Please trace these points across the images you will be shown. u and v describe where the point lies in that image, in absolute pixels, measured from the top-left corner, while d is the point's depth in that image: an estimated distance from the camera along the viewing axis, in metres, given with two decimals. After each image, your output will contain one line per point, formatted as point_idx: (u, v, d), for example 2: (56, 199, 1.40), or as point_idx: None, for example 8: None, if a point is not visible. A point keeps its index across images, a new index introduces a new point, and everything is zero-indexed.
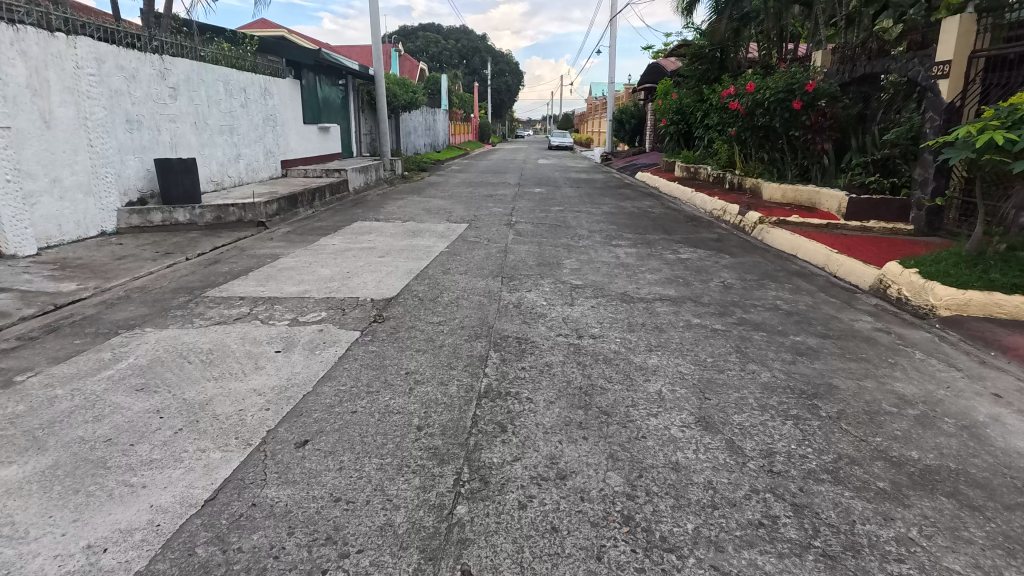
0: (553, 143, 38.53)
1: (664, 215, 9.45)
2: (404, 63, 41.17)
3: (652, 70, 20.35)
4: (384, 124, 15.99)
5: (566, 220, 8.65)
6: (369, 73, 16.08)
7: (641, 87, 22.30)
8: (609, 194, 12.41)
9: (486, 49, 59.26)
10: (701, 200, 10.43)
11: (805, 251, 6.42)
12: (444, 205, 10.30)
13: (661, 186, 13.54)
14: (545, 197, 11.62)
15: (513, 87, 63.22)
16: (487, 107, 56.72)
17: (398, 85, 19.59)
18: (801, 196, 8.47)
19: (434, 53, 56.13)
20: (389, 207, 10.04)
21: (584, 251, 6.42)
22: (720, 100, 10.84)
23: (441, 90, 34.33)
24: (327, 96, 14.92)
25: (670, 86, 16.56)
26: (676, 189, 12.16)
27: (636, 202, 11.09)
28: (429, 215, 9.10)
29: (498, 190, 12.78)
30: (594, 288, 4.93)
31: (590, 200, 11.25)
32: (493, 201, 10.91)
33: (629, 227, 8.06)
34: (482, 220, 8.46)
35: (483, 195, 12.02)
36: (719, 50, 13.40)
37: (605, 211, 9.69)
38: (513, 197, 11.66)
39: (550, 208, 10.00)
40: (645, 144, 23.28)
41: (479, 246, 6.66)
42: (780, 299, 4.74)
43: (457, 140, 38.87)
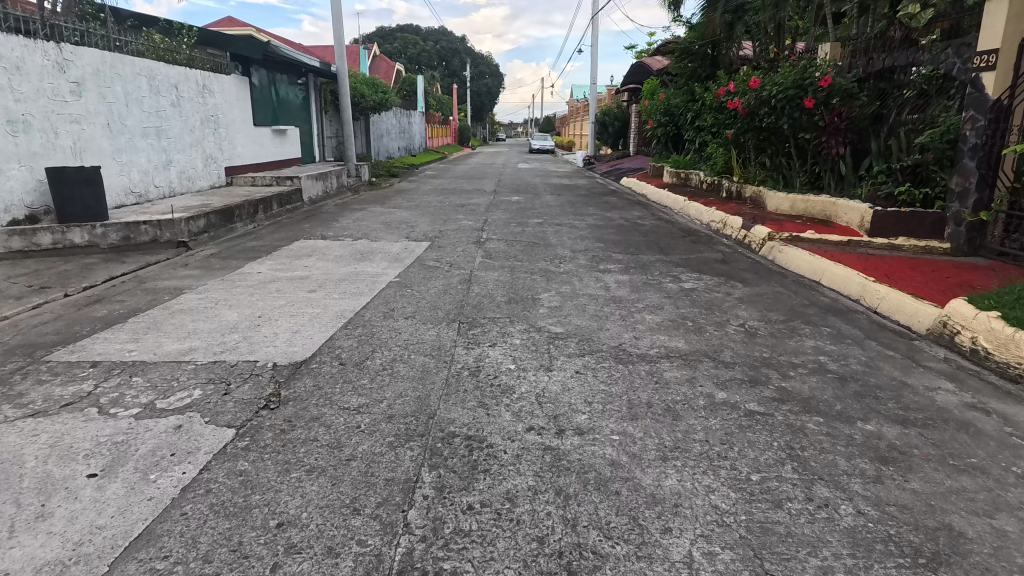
0: (535, 147, 37.49)
1: (656, 229, 8.34)
2: (380, 64, 39.82)
3: (636, 70, 19.29)
4: (349, 127, 14.71)
5: (546, 235, 7.50)
6: (331, 70, 14.80)
7: (624, 88, 21.30)
8: (593, 203, 11.30)
9: (466, 51, 58.11)
10: (696, 210, 9.34)
11: (832, 279, 5.32)
12: (408, 217, 9.09)
13: (649, 194, 12.45)
14: (523, 208, 10.46)
15: (493, 89, 62.06)
16: (467, 110, 55.56)
17: (366, 85, 18.28)
18: (814, 207, 7.41)
19: (413, 54, 54.75)
20: (343, 221, 8.80)
21: (565, 279, 5.27)
22: (716, 99, 9.76)
23: (418, 91, 33.09)
24: (284, 95, 13.60)
25: (657, 85, 15.49)
26: (667, 198, 11.08)
27: (623, 213, 9.98)
28: (387, 231, 7.88)
29: (472, 199, 11.60)
30: (580, 337, 3.78)
31: (572, 211, 10.13)
32: (464, 212, 9.73)
33: (617, 245, 6.93)
34: (448, 237, 7.28)
35: (454, 205, 10.83)
36: (711, 46, 12.34)
37: (589, 224, 8.56)
38: (487, 207, 10.49)
39: (527, 220, 8.87)
40: (630, 147, 22.27)
41: (438, 273, 5.47)
42: (821, 353, 3.62)
43: (435, 143, 37.53)
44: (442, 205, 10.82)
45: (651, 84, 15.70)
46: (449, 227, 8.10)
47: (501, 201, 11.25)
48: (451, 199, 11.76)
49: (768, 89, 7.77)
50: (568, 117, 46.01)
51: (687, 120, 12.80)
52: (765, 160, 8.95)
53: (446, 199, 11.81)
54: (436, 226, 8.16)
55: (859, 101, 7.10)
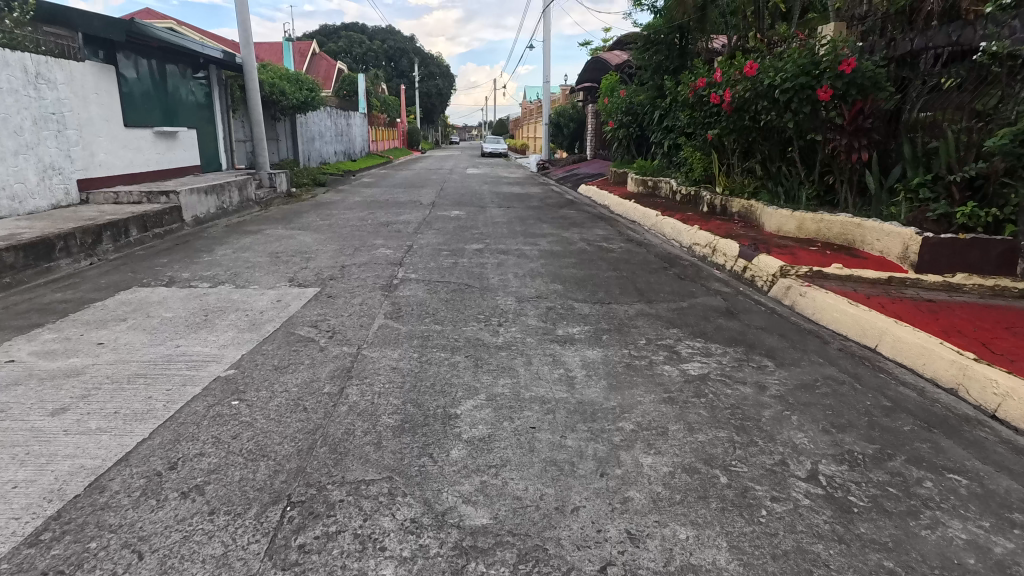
0: (488, 150, 35.64)
1: (628, 256, 6.52)
2: (321, 63, 37.14)
3: (592, 66, 17.63)
4: (260, 128, 12.45)
5: (484, 271, 5.59)
6: (236, 62, 12.51)
7: (580, 87, 19.64)
8: (547, 218, 9.44)
9: (415, 52, 55.85)
10: (675, 230, 7.64)
11: (900, 350, 3.60)
12: (309, 244, 7.02)
13: (614, 205, 10.71)
14: (463, 226, 8.54)
15: (444, 90, 59.87)
16: (416, 112, 53.31)
17: (289, 80, 15.96)
18: (830, 228, 5.77)
19: (358, 53, 52.00)
20: (220, 250, 6.67)
21: (504, 361, 3.37)
22: (694, 93, 8.04)
23: (359, 91, 30.75)
24: (176, 92, 11.28)
25: (616, 81, 13.82)
26: (635, 211, 9.38)
27: (585, 232, 8.17)
28: (271, 267, 5.82)
29: (402, 216, 9.59)
30: (520, 544, 1.89)
31: (523, 230, 8.25)
32: (388, 235, 7.72)
33: (581, 286, 5.08)
34: (348, 279, 5.27)
35: (379, 223, 8.80)
36: (679, 33, 10.72)
37: (543, 250, 6.69)
38: (418, 226, 8.50)
39: (466, 245, 6.95)
40: (587, 150, 20.66)
41: (305, 354, 3.49)
42: (994, 569, 1.83)
43: (381, 147, 35.27)
44: (362, 224, 8.76)
45: (610, 79, 14.01)
46: (358, 259, 6.09)
47: (437, 218, 9.29)
48: (377, 215, 9.73)
49: (765, 77, 6.07)
50: (523, 119, 44.37)
51: (653, 120, 11.13)
52: (759, 168, 7.28)
53: (371, 215, 9.75)
54: (340, 258, 6.16)
55: (886, 92, 5.47)
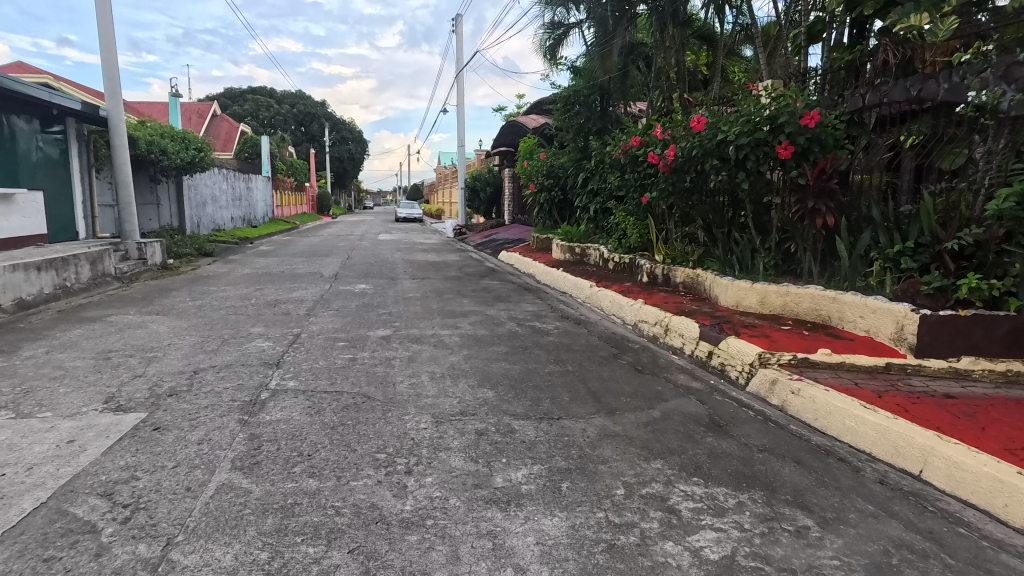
0: (402, 215, 34.53)
1: (569, 340, 5.43)
2: (221, 125, 35.06)
3: (509, 130, 17.21)
4: (127, 191, 10.57)
5: (391, 372, 4.27)
6: (100, 115, 10.72)
7: (496, 151, 19.16)
8: (468, 291, 8.28)
9: (326, 117, 54.86)
10: (615, 305, 6.70)
11: (967, 484, 2.62)
12: (163, 337, 5.41)
13: (541, 274, 9.76)
14: (370, 304, 7.21)
15: (357, 155, 58.83)
16: (327, 176, 51.74)
17: (175, 138, 14.16)
18: (799, 302, 4.98)
19: (265, 117, 50.18)
20: (28, 349, 4.93)
21: (414, 557, 2.05)
22: (626, 153, 7.34)
23: (263, 154, 29.02)
24: (19, 147, 9.35)
25: (534, 144, 13.24)
26: (567, 281, 8.45)
27: (513, 308, 7.03)
28: (91, 376, 4.20)
29: (296, 292, 8.10)
30: None
31: (442, 308, 7.02)
32: (273, 319, 6.22)
33: (519, 391, 3.87)
34: (197, 393, 3.77)
35: (265, 302, 7.28)
36: (599, 94, 10.25)
37: (465, 336, 5.48)
38: (314, 305, 7.06)
39: (371, 332, 5.61)
40: (505, 215, 20.02)
41: (61, 570, 2.00)
42: None
43: (287, 212, 33.28)
44: (244, 303, 7.20)
45: (527, 142, 13.42)
46: (220, 359, 4.59)
47: (338, 295, 7.89)
48: (265, 291, 8.19)
49: (714, 132, 5.37)
50: (438, 184, 43.90)
51: (577, 183, 10.46)
52: (704, 233, 6.55)
53: (259, 290, 8.20)
54: (196, 358, 4.63)
55: (849, 150, 4.86)
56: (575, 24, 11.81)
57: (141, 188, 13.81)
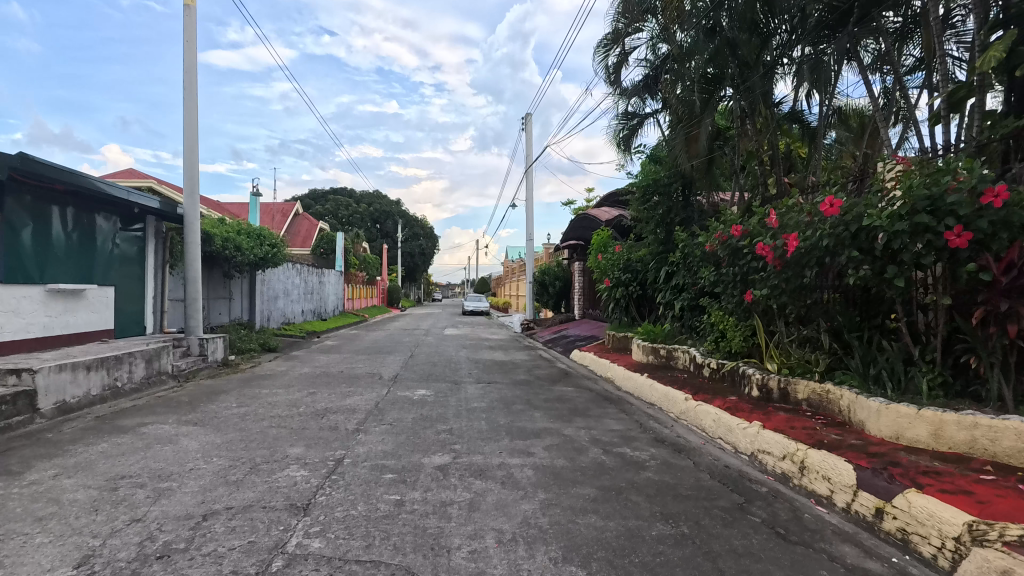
0: (469, 309, 34.38)
1: (672, 479, 4.25)
2: (302, 223, 36.90)
3: (580, 224, 16.68)
4: (196, 287, 10.44)
5: (444, 530, 3.25)
6: (178, 213, 10.90)
7: (566, 244, 18.67)
8: (539, 400, 7.24)
9: (400, 215, 57.47)
10: (723, 427, 5.48)
11: None
12: (190, 458, 4.67)
13: (622, 380, 8.63)
14: (428, 416, 6.29)
15: (427, 250, 60.61)
16: (398, 270, 53.25)
17: (250, 235, 14.42)
18: (995, 439, 3.65)
19: (344, 216, 52.90)
20: (37, 472, 4.27)
21: None
22: (725, 245, 6.41)
23: (337, 250, 29.96)
24: (100, 244, 9.47)
25: (609, 237, 12.46)
26: (655, 392, 7.27)
27: (594, 426, 5.92)
28: (81, 519, 3.40)
29: (351, 398, 7.33)
30: None
31: (510, 424, 6.00)
32: (318, 435, 5.41)
33: (619, 573, 2.75)
34: (194, 557, 2.88)
35: (315, 411, 6.52)
36: (682, 182, 9.46)
37: (539, 469, 4.42)
38: (367, 417, 6.23)
39: (426, 459, 4.65)
40: (574, 310, 19.15)
41: None
42: None
43: (357, 306, 33.86)
44: (291, 413, 6.46)
45: (601, 235, 12.68)
46: (241, 498, 3.73)
47: (396, 403, 7.05)
48: (318, 396, 7.47)
49: (851, 217, 4.34)
50: (505, 278, 44.04)
51: (660, 278, 9.45)
52: (835, 343, 5.37)
53: (311, 395, 7.50)
54: (213, 495, 3.79)
55: None
56: (651, 114, 11.43)
57: (215, 283, 13.95)
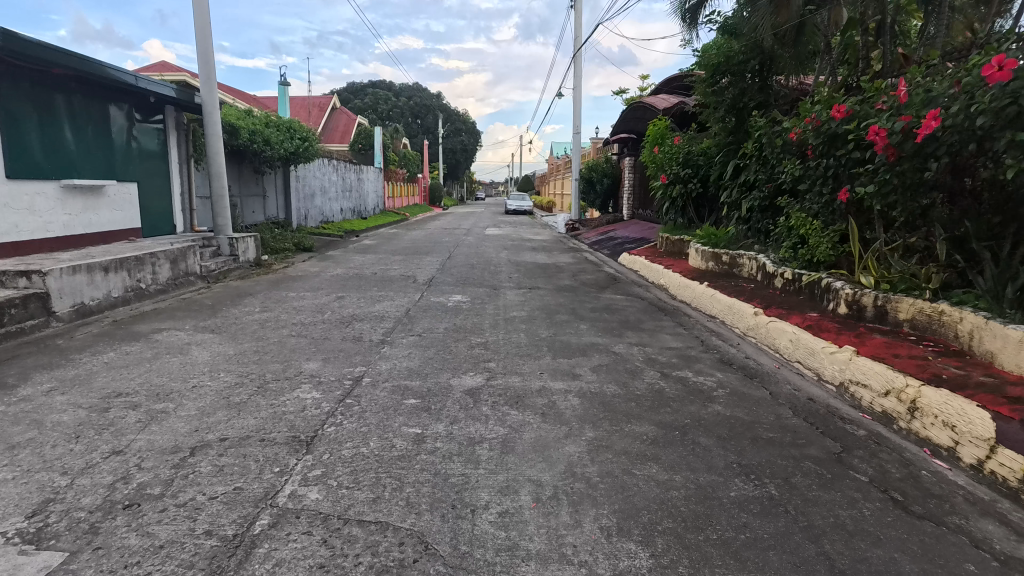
0: (511, 208, 33.40)
1: (747, 416, 3.53)
2: (340, 117, 35.68)
3: (633, 113, 15.14)
4: (221, 182, 9.90)
5: (470, 479, 2.66)
6: (195, 102, 10.14)
7: (616, 139, 17.40)
8: (585, 310, 6.53)
9: (440, 109, 55.25)
10: (802, 350, 4.69)
11: None
12: (195, 373, 4.20)
13: (677, 289, 7.79)
14: (462, 327, 5.69)
15: (469, 147, 58.70)
16: (439, 168, 52.03)
17: (279, 127, 13.62)
18: None
19: (383, 110, 51.14)
20: (30, 386, 3.87)
21: None
22: (822, 130, 5.26)
23: (375, 146, 28.96)
24: (116, 136, 8.88)
25: (666, 127, 11.11)
26: (717, 303, 6.47)
27: (648, 343, 5.20)
28: (55, 449, 2.94)
29: (380, 304, 6.79)
30: None
31: (552, 338, 5.34)
32: (338, 349, 4.87)
33: (693, 558, 2.11)
34: (166, 510, 2.36)
35: (340, 319, 6.00)
36: (761, 59, 7.98)
37: (586, 398, 3.77)
38: (395, 326, 5.66)
39: (455, 381, 4.05)
40: (623, 210, 18.15)
41: None
42: None
43: (398, 204, 33.32)
44: (315, 320, 5.96)
45: (657, 125, 11.32)
46: (239, 426, 3.22)
47: (428, 310, 6.47)
48: (346, 301, 6.96)
49: None
50: (549, 176, 42.39)
51: (727, 175, 8.30)
52: (960, 255, 4.38)
53: (339, 300, 6.99)
54: (208, 422, 3.29)
55: None
56: None
57: (248, 179, 13.43)
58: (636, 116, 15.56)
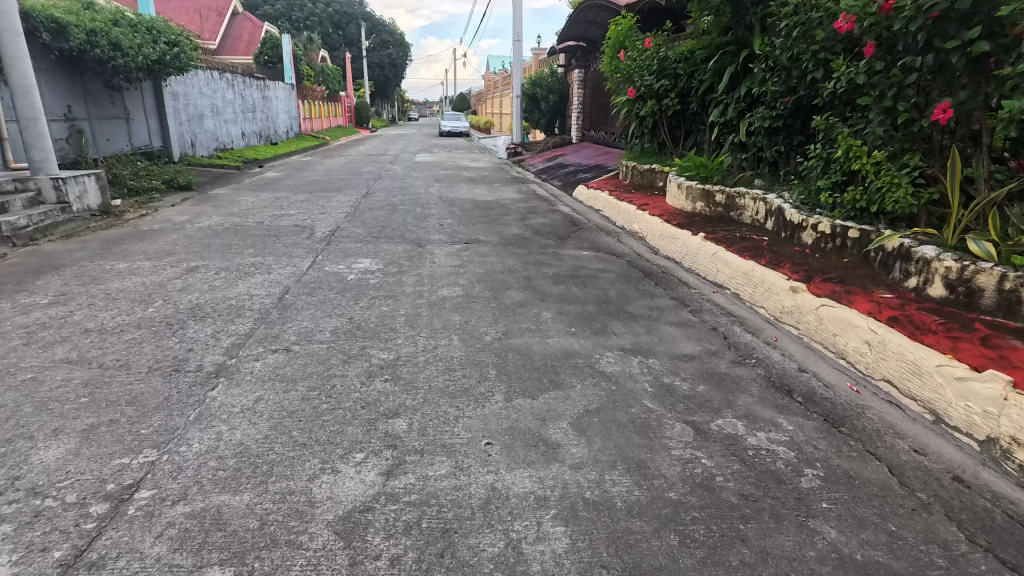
0: (446, 129, 30.43)
1: (899, 564, 1.80)
2: (243, 24, 30.90)
3: (586, 12, 12.71)
4: (32, 99, 7.07)
5: None
6: None
7: (563, 45, 15.04)
8: (545, 282, 4.62)
9: (363, 17, 49.73)
10: (895, 363, 3.00)
11: None
12: None
13: (662, 241, 5.98)
14: (363, 325, 3.67)
15: (398, 61, 53.58)
16: (365, 85, 47.38)
17: (134, 27, 10.45)
18: None
19: (298, 17, 45.34)
20: None
21: None
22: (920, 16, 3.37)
23: (284, 57, 25.01)
24: None
25: (631, 27, 8.91)
26: (728, 268, 4.72)
27: (650, 350, 3.37)
28: None
29: (247, 280, 4.63)
30: None
31: (501, 343, 3.43)
32: (130, 394, 2.79)
33: None
34: None
35: (168, 316, 3.85)
36: None
37: (579, 523, 1.92)
38: (255, 329, 3.59)
39: (323, 484, 2.10)
40: (571, 131, 16.05)
41: None
42: None
43: (318, 126, 29.66)
44: (128, 321, 3.78)
45: (619, 24, 9.10)
46: None
47: (314, 291, 4.37)
48: (196, 277, 4.76)
49: None
50: (487, 93, 39.11)
51: (723, 87, 6.36)
52: None
53: (187, 277, 4.77)
54: None
55: None
56: None
57: (97, 96, 10.40)
58: (589, 18, 13.13)
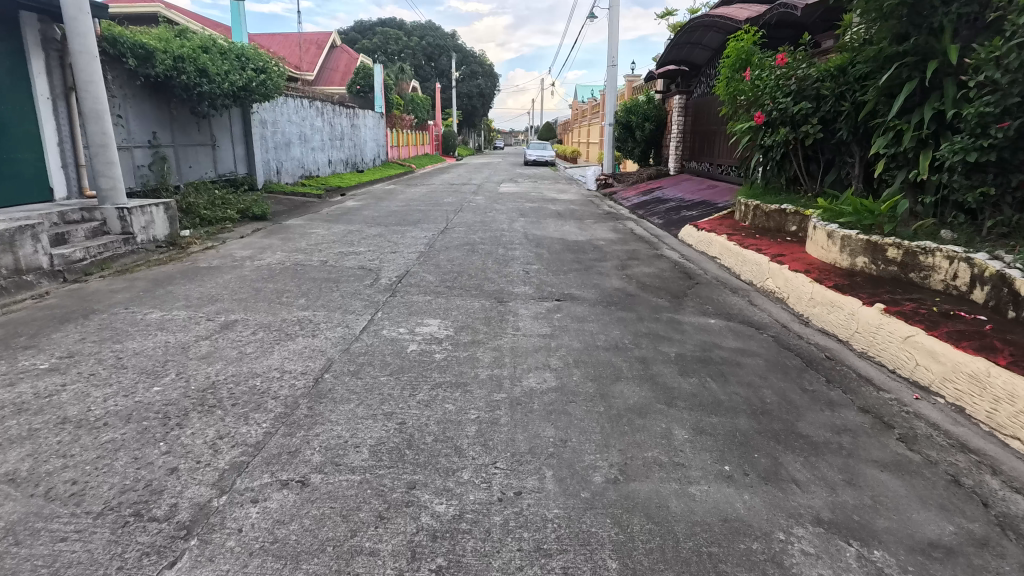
0: (531, 157, 29.82)
1: None
2: (341, 57, 31.99)
3: (693, 33, 11.47)
4: (104, 125, 6.73)
5: None
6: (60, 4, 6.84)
7: (663, 70, 13.83)
8: (669, 372, 3.37)
9: (455, 48, 50.82)
10: None
11: None
12: None
13: (813, 307, 4.59)
14: (416, 438, 2.59)
15: (486, 91, 54.10)
16: (453, 114, 48.11)
17: (224, 54, 10.29)
18: None
19: (393, 50, 46.93)
20: None
21: None
22: None
23: (376, 87, 25.33)
24: None
25: (754, 43, 7.60)
26: (935, 363, 3.29)
27: (865, 529, 2.07)
28: None
29: (285, 347, 3.70)
30: None
31: (618, 492, 2.23)
32: (51, 565, 1.82)
33: None
34: None
35: (172, 403, 2.94)
36: None
37: None
38: (270, 436, 2.59)
39: None
40: (668, 162, 14.71)
41: None
42: None
43: (405, 154, 29.90)
44: (121, 408, 2.89)
45: (741, 40, 7.81)
46: None
47: (363, 369, 3.36)
48: (228, 338, 3.89)
49: None
50: (574, 122, 38.37)
51: (894, 110, 4.93)
52: None
53: (219, 336, 3.92)
54: None
55: None
56: None
57: (183, 123, 10.26)
58: (695, 39, 11.87)
